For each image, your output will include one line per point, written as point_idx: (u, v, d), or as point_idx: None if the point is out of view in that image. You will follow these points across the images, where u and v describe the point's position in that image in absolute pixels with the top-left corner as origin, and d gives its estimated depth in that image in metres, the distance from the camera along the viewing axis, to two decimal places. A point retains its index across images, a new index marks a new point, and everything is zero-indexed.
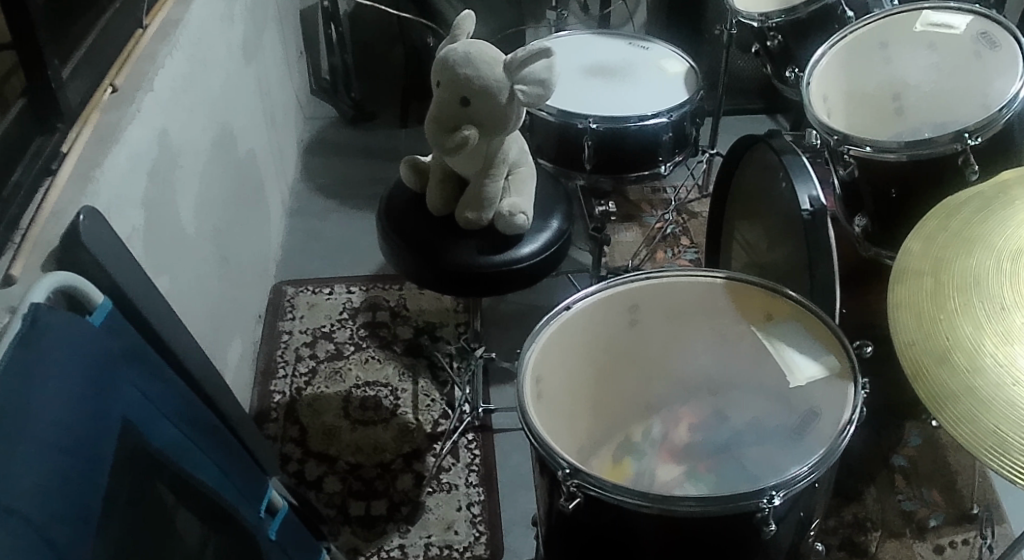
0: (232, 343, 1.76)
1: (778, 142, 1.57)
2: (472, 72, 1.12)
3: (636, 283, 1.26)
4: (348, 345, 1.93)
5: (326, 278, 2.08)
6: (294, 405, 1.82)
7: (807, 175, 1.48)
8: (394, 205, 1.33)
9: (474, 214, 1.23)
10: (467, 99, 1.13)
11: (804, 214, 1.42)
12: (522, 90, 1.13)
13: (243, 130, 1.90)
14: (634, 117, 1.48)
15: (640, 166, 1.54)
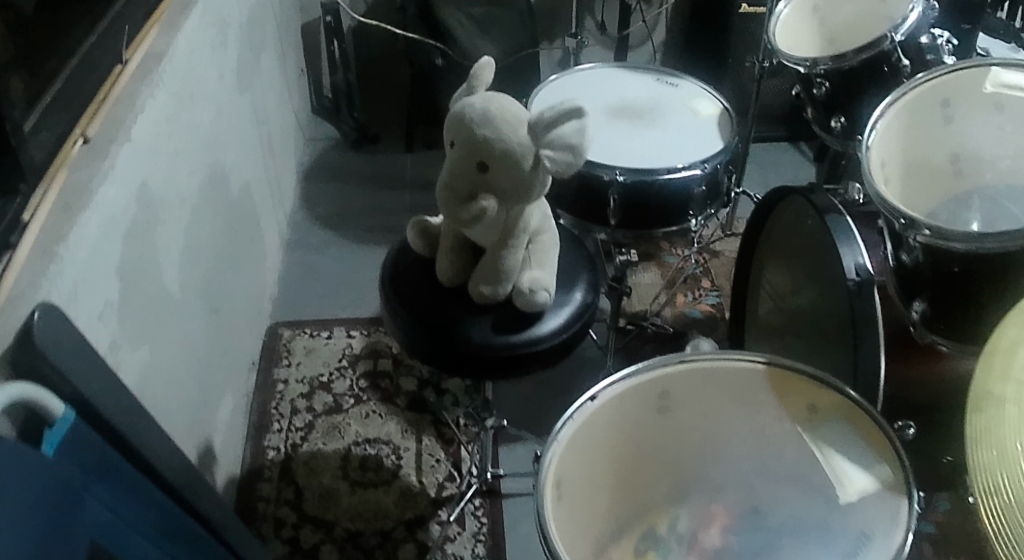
0: (224, 398, 1.61)
1: (820, 198, 1.43)
2: (492, 134, 0.96)
3: (665, 368, 1.13)
4: (348, 397, 1.80)
5: (325, 320, 1.95)
6: (288, 463, 1.69)
7: (852, 238, 1.35)
8: (398, 270, 1.19)
9: (489, 288, 1.09)
10: (485, 164, 0.98)
11: (849, 284, 1.31)
12: (548, 157, 0.97)
13: (240, 165, 1.76)
14: (664, 169, 1.34)
15: (670, 220, 1.40)
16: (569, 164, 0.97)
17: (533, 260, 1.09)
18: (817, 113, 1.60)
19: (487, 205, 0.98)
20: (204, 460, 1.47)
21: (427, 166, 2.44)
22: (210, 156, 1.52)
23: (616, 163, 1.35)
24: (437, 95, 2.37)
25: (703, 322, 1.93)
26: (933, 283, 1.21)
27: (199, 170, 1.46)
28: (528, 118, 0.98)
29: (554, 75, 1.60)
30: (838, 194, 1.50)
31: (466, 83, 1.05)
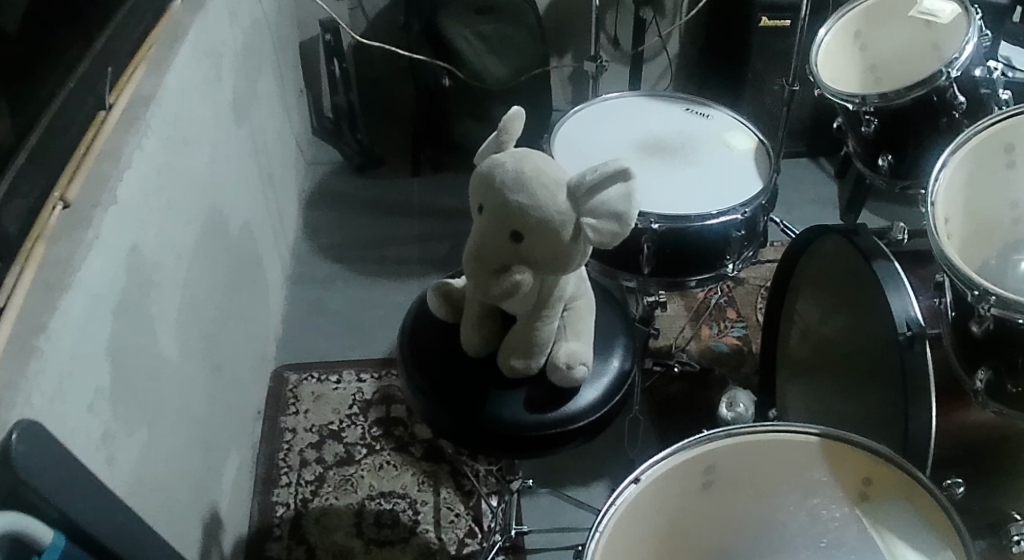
0: (229, 454, 1.51)
1: (865, 241, 1.33)
2: (528, 201, 0.86)
3: (709, 441, 1.03)
4: (360, 447, 1.70)
5: (334, 363, 1.86)
6: (299, 520, 1.58)
7: (901, 285, 1.25)
8: (417, 335, 1.09)
9: (520, 363, 0.99)
10: (519, 234, 0.87)
11: (899, 336, 1.20)
12: (591, 226, 0.86)
13: (241, 204, 1.66)
14: (704, 215, 1.24)
15: (705, 267, 1.31)
16: (614, 234, 0.87)
17: (568, 330, 1.00)
18: (860, 152, 1.53)
19: (521, 278, 0.88)
20: (211, 527, 1.37)
21: (433, 191, 2.35)
22: (211, 201, 1.42)
23: (650, 208, 1.25)
24: (445, 117, 2.27)
25: (730, 356, 1.84)
26: (1004, 352, 1.10)
27: (199, 215, 1.35)
28: (567, 181, 0.88)
29: (581, 105, 1.53)
30: (882, 234, 1.40)
31: (494, 136, 0.95)
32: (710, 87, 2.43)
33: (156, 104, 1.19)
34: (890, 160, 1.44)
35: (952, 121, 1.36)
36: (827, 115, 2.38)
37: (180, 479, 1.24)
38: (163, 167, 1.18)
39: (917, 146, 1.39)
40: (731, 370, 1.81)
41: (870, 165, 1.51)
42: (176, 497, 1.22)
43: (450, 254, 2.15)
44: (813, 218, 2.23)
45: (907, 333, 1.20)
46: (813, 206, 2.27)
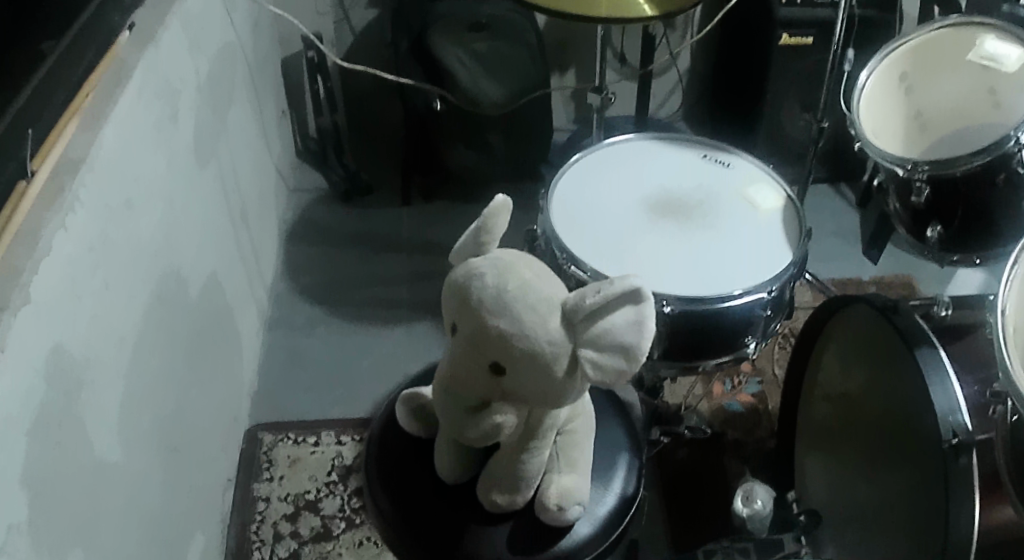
0: (196, 537, 1.35)
1: (909, 325, 1.15)
2: (513, 327, 0.70)
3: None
4: (338, 520, 1.56)
5: (312, 422, 1.71)
6: None
7: (945, 375, 1.08)
8: (386, 453, 0.94)
9: (504, 498, 0.85)
10: (500, 365, 0.72)
11: (943, 445, 1.02)
12: (592, 359, 0.70)
13: (208, 254, 1.50)
14: (732, 294, 1.12)
15: (723, 350, 1.18)
16: (621, 368, 0.71)
17: (561, 459, 0.85)
18: (903, 217, 1.45)
19: (504, 420, 0.74)
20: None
21: (423, 221, 2.20)
22: (166, 260, 1.26)
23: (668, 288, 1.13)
24: (439, 145, 2.14)
25: (744, 416, 1.68)
26: None
27: (152, 281, 1.19)
28: (562, 301, 0.72)
29: (581, 153, 1.38)
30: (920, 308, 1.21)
31: (473, 232, 0.78)
32: (721, 109, 2.26)
33: (92, 170, 1.01)
34: (940, 228, 1.39)
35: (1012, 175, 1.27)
36: (845, 142, 2.22)
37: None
38: (101, 241, 1.02)
39: (972, 212, 1.32)
40: (743, 433, 1.66)
41: (914, 228, 1.45)
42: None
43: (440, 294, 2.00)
44: (832, 254, 2.07)
45: (953, 442, 1.02)
46: (830, 240, 2.11)
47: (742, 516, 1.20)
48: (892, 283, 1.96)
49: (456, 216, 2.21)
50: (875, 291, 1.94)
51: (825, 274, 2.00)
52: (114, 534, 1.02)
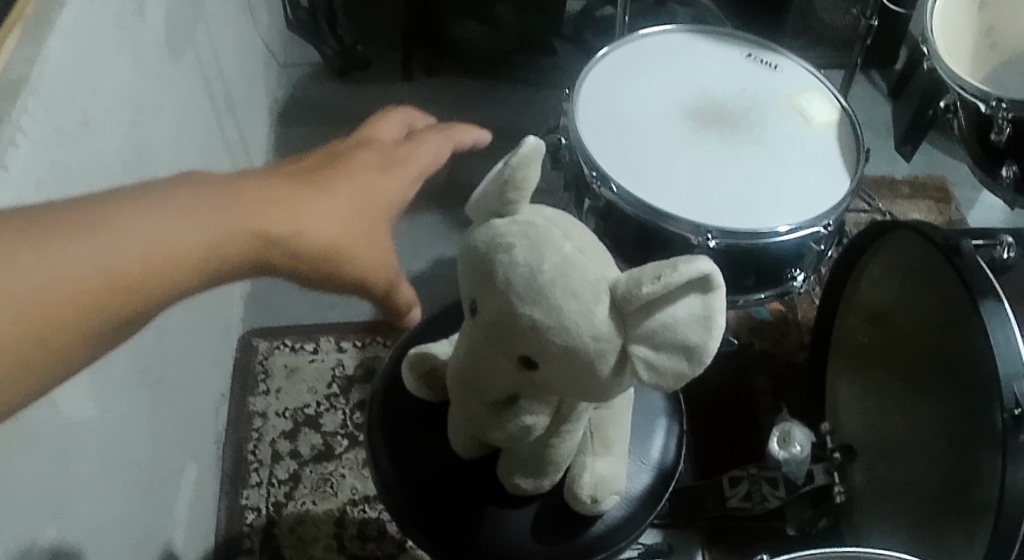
0: (188, 464, 1.26)
1: (972, 271, 1.00)
2: (548, 318, 0.61)
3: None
4: (340, 438, 1.48)
5: (310, 328, 1.61)
6: (273, 529, 1.37)
7: (1008, 325, 0.94)
8: (392, 423, 0.88)
9: (530, 483, 0.80)
10: (536, 360, 0.64)
11: (1003, 415, 0.89)
12: (650, 361, 0.63)
13: (186, 155, 1.33)
14: (780, 229, 1.00)
15: (768, 283, 1.08)
16: (680, 370, 0.63)
17: (592, 441, 0.80)
18: (977, 151, 1.31)
19: (533, 421, 0.72)
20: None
21: (424, 103, 2.00)
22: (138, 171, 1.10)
23: (709, 217, 1.02)
24: (441, 15, 1.97)
25: (771, 325, 1.59)
26: None
27: None
28: (612, 287, 0.62)
29: (611, 48, 1.25)
30: (984, 247, 1.04)
31: (498, 187, 0.65)
32: None
33: (36, 92, 0.84)
34: (1016, 167, 1.25)
35: None
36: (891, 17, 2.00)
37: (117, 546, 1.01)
38: (55, 171, 0.86)
39: None
40: (768, 349, 1.56)
41: (985, 162, 1.31)
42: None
43: (440, 186, 1.84)
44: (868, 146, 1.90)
45: (1014, 413, 0.89)
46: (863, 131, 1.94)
47: (778, 458, 1.14)
48: (926, 184, 1.80)
49: (459, 97, 2.01)
50: (908, 192, 1.78)
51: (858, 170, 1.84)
52: (91, 494, 0.93)
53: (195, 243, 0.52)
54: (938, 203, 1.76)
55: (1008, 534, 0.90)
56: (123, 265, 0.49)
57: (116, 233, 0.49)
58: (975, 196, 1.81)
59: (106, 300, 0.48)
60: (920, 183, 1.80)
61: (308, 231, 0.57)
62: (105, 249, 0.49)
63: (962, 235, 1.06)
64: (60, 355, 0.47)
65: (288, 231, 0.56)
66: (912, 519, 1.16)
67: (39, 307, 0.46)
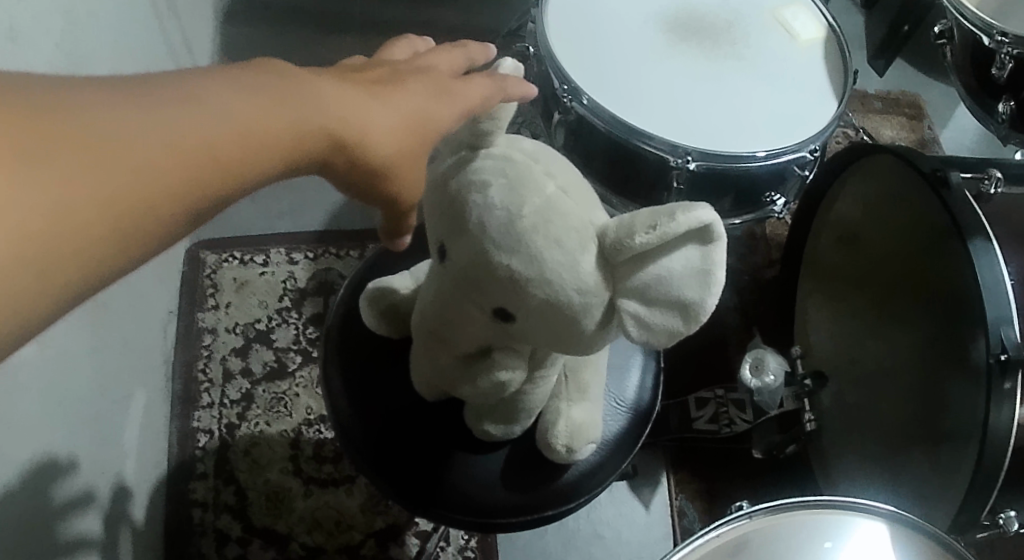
0: (138, 390, 1.20)
1: (962, 207, 0.98)
2: (528, 269, 0.63)
3: (744, 519, 0.80)
4: (293, 355, 1.43)
5: (260, 239, 1.52)
6: (227, 451, 1.33)
7: (999, 267, 0.93)
8: (359, 369, 0.87)
9: (500, 429, 0.81)
10: (511, 312, 0.67)
11: (989, 359, 0.89)
12: (640, 315, 0.65)
13: (128, 60, 1.21)
14: (760, 155, 0.94)
15: (747, 207, 1.03)
16: (671, 325, 0.65)
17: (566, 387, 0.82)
18: (976, 84, 1.26)
19: (507, 375, 0.73)
20: (114, 511, 1.10)
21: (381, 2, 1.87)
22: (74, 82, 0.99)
23: (686, 138, 0.96)
24: None
25: (740, 242, 1.56)
26: None
27: None
28: (603, 234, 0.64)
29: None
30: (971, 180, 1.03)
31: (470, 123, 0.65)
32: None
33: None
34: (1013, 103, 1.21)
35: None
36: None
37: (63, 486, 0.95)
38: None
39: None
40: (736, 268, 1.53)
41: (982, 90, 1.25)
42: (51, 514, 0.93)
43: None
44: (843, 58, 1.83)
45: (1001, 358, 0.88)
46: None
47: (749, 386, 1.15)
48: (899, 98, 1.75)
49: None
50: (882, 107, 1.73)
51: None
52: (28, 437, 0.86)
53: (262, 138, 0.47)
54: (910, 120, 1.72)
55: (989, 473, 0.91)
56: (188, 151, 0.44)
57: (183, 117, 0.44)
58: (948, 114, 1.77)
59: (168, 191, 0.43)
60: (893, 98, 1.75)
61: (371, 140, 0.53)
62: (173, 133, 0.44)
63: (954, 167, 1.04)
64: (117, 248, 0.42)
65: (352, 138, 0.52)
66: (882, 446, 1.19)
67: (103, 191, 0.41)
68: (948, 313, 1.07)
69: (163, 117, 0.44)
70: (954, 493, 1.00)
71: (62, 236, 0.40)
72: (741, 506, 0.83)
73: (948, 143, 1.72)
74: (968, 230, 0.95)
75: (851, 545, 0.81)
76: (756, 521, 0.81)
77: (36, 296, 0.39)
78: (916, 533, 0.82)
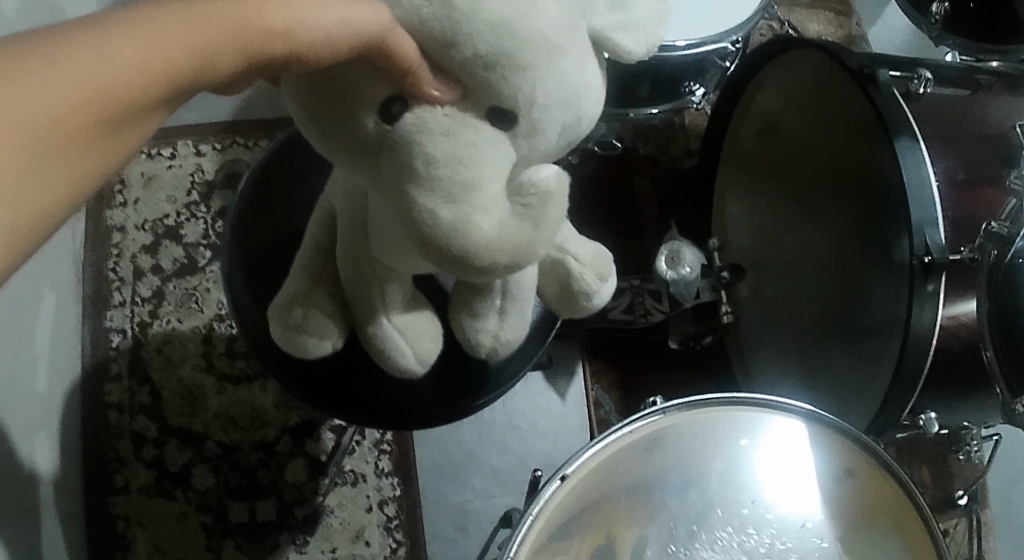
0: (45, 292, 1.14)
1: (890, 105, 0.98)
2: (492, 24, 0.54)
3: (657, 415, 0.80)
4: (204, 250, 1.37)
5: (165, 129, 1.43)
6: (139, 350, 1.29)
7: (924, 162, 0.93)
8: (261, 273, 0.89)
9: (495, 328, 0.83)
10: (509, 112, 0.58)
11: (914, 262, 0.90)
12: (625, 24, 0.63)
13: None
14: (679, 44, 0.90)
15: (666, 96, 1.00)
16: (649, 19, 0.65)
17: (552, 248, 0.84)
18: None
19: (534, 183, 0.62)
20: (30, 417, 1.07)
21: None
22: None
23: None
24: None
25: (660, 133, 1.57)
26: None
27: None
28: None
29: None
30: (900, 79, 1.02)
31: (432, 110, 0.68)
32: None
33: None
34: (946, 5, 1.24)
35: None
36: None
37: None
38: None
39: None
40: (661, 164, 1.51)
41: None
42: None
43: None
44: None
45: (925, 260, 0.89)
46: None
47: (666, 277, 1.15)
48: None
49: None
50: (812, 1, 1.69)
51: None
52: None
53: (171, 51, 0.44)
54: (838, 16, 1.69)
55: (909, 376, 0.93)
56: (95, 90, 0.41)
57: (68, 61, 0.41)
58: (880, 10, 1.73)
59: (109, 120, 0.43)
60: None
61: (301, 16, 0.48)
62: (73, 77, 0.41)
63: (883, 65, 1.03)
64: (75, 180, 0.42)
65: (279, 21, 0.48)
66: (802, 342, 1.23)
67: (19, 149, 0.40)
68: (868, 212, 1.08)
69: (54, 64, 0.40)
70: (869, 395, 1.03)
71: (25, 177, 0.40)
72: (658, 400, 0.83)
73: (877, 40, 1.70)
74: (894, 129, 0.95)
75: (758, 436, 0.84)
76: (674, 410, 0.81)
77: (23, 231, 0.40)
78: (828, 428, 0.83)
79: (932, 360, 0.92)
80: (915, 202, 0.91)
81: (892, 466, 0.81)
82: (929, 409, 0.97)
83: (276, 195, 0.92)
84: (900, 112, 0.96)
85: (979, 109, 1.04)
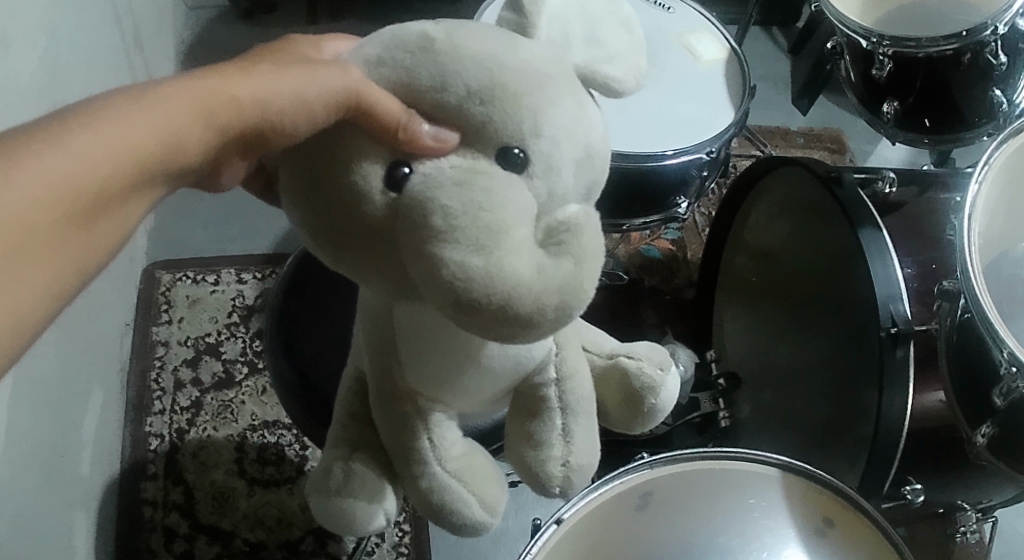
0: (92, 389, 1.26)
1: (854, 201, 1.11)
2: (483, 71, 0.65)
3: (645, 468, 0.90)
4: (241, 365, 1.49)
5: (212, 260, 1.60)
6: (176, 454, 1.38)
7: (886, 254, 1.05)
8: (296, 353, 1.01)
9: (562, 453, 0.80)
10: (518, 157, 0.65)
11: (883, 333, 1.00)
12: (606, 57, 0.74)
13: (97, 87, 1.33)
14: (666, 154, 1.07)
15: (658, 206, 1.15)
16: (625, 45, 0.77)
17: (596, 354, 0.88)
18: (862, 89, 1.45)
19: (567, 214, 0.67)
20: (74, 498, 1.17)
21: None
22: (49, 101, 1.11)
23: None
24: None
25: (663, 263, 1.72)
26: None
27: None
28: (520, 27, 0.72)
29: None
30: (866, 181, 1.17)
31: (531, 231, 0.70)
32: None
33: None
34: (897, 103, 1.39)
35: (971, 51, 1.25)
36: None
37: (25, 457, 1.03)
38: None
39: (940, 95, 1.33)
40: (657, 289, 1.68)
41: (870, 100, 1.45)
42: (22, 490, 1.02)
43: None
44: (768, 101, 1.99)
45: (892, 331, 1.00)
46: (762, 84, 2.03)
47: None
48: (822, 134, 1.90)
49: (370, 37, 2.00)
50: (803, 143, 1.88)
51: (756, 121, 1.93)
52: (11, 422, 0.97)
53: (153, 136, 0.60)
54: (831, 154, 1.86)
55: (885, 446, 1.01)
56: (101, 161, 0.57)
57: (83, 142, 0.56)
58: (870, 148, 1.90)
59: (117, 180, 0.58)
60: (816, 135, 1.90)
61: (263, 92, 0.64)
62: (79, 154, 0.56)
63: (850, 170, 1.18)
64: (89, 230, 0.57)
65: (244, 95, 0.64)
66: (798, 438, 1.31)
67: (35, 220, 0.53)
68: (844, 311, 1.21)
69: (70, 141, 0.56)
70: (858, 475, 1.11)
71: (55, 227, 0.55)
72: (646, 455, 0.93)
73: None
74: (857, 223, 1.08)
75: (748, 490, 0.91)
76: (662, 460, 0.91)
77: (60, 264, 0.55)
78: (805, 480, 0.91)
79: (905, 431, 1.01)
80: (878, 283, 1.02)
81: (871, 514, 0.87)
82: (914, 481, 1.08)
83: (311, 281, 1.06)
84: (862, 207, 1.10)
85: (942, 204, 1.18)
